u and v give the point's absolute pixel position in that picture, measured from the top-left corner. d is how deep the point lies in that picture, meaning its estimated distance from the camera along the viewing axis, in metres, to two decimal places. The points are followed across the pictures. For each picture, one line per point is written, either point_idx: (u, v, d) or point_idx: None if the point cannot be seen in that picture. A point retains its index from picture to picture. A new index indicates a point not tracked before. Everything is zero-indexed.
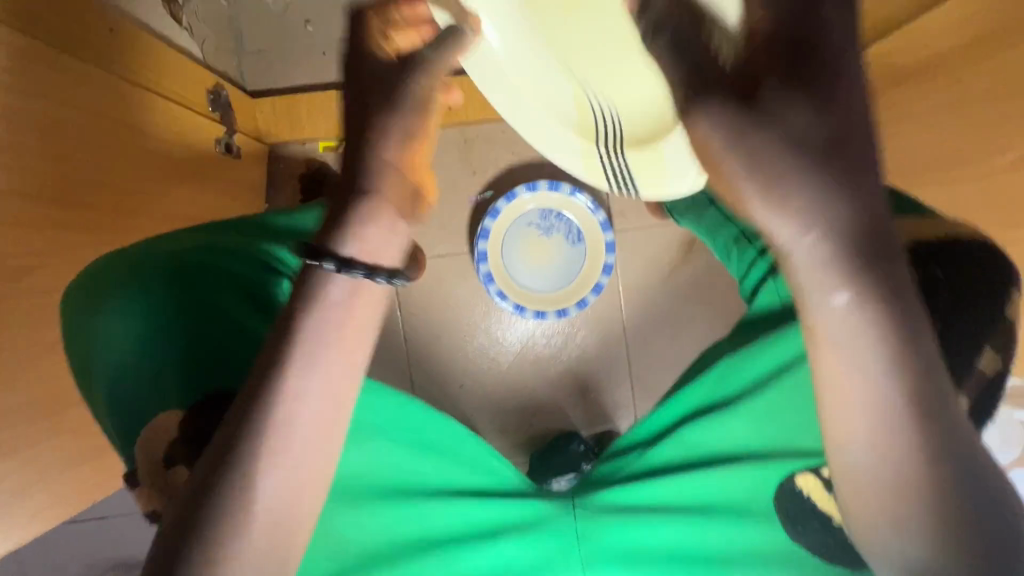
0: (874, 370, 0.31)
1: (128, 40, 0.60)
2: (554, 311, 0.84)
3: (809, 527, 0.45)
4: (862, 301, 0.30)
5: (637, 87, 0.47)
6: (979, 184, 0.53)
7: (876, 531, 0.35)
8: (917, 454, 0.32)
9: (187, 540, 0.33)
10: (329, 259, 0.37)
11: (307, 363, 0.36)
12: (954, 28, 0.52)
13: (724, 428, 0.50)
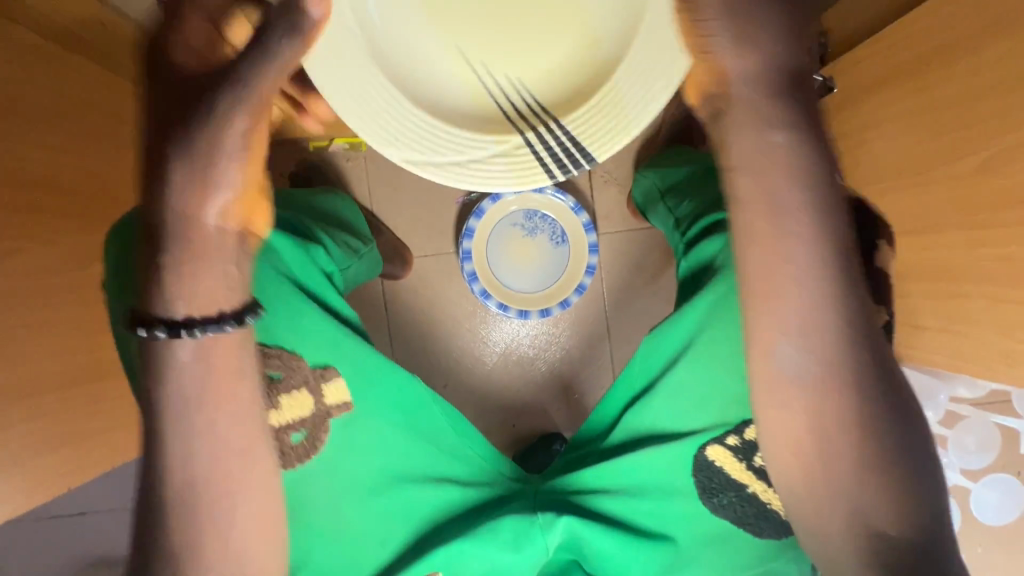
0: (791, 351, 0.44)
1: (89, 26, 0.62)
2: (537, 311, 0.86)
3: (725, 497, 0.63)
4: (793, 286, 0.43)
5: (538, 60, 0.48)
6: (952, 181, 0.59)
7: (793, 465, 0.48)
8: (828, 435, 0.46)
9: (203, 522, 0.44)
10: (160, 329, 0.40)
11: (243, 380, 0.44)
12: (949, 26, 0.56)
13: (662, 408, 0.64)
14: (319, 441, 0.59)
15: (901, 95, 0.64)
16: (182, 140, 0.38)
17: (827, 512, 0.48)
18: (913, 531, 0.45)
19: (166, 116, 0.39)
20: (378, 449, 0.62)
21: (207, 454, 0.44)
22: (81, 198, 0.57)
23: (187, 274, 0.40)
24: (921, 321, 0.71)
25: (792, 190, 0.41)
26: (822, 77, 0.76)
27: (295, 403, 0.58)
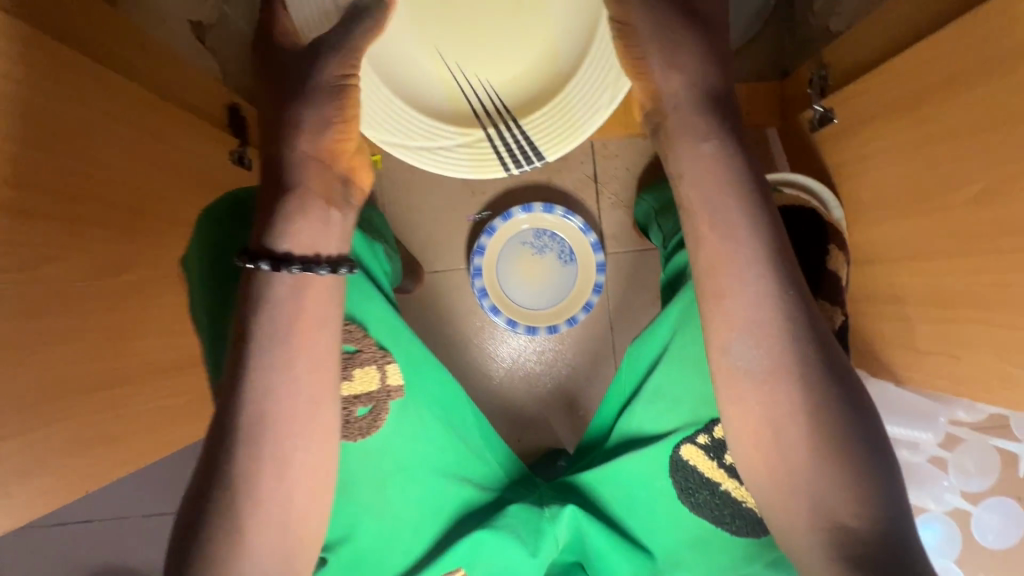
0: (738, 342, 0.49)
1: (144, 51, 0.67)
2: (545, 327, 0.88)
3: (699, 495, 0.64)
4: (735, 282, 0.49)
5: (505, 70, 0.62)
6: (945, 213, 0.62)
7: (757, 460, 0.50)
8: (809, 421, 0.48)
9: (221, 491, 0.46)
10: (266, 261, 0.47)
11: (268, 360, 0.47)
12: (935, 67, 0.60)
13: (645, 411, 0.67)
14: (379, 420, 0.63)
15: (896, 129, 0.68)
16: (307, 103, 0.50)
17: (795, 508, 0.49)
18: (879, 524, 0.46)
19: (287, 87, 0.50)
20: (421, 441, 0.65)
21: (274, 458, 0.47)
22: (130, 211, 0.59)
23: (303, 207, 0.49)
24: (921, 345, 0.73)
25: (728, 194, 0.49)
26: (822, 109, 0.80)
27: (360, 380, 0.63)
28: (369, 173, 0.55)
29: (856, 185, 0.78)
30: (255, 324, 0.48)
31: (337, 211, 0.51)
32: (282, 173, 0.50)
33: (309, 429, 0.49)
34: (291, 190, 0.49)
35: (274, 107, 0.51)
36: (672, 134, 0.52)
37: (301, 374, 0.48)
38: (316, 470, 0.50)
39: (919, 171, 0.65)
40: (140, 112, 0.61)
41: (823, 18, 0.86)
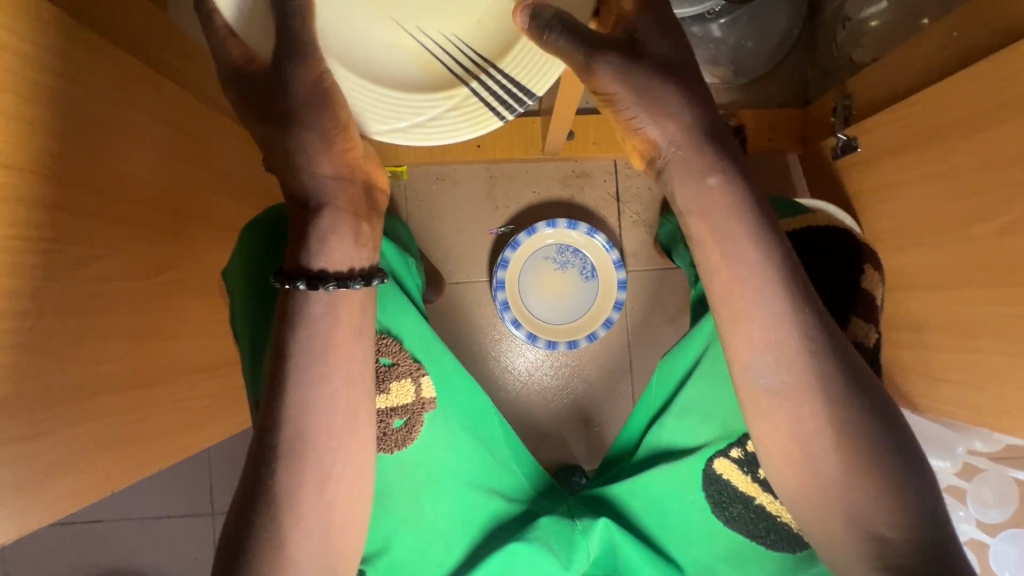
0: (759, 360, 0.49)
1: (195, 57, 0.67)
2: (565, 342, 0.88)
3: (733, 509, 0.64)
4: (753, 301, 0.49)
5: (470, 9, 0.47)
6: (969, 244, 0.64)
7: (787, 474, 0.50)
8: (845, 450, 0.47)
9: (258, 504, 0.47)
10: (302, 281, 0.47)
11: (316, 375, 0.48)
12: (961, 102, 0.62)
13: (672, 427, 0.67)
14: (414, 432, 0.64)
15: (921, 160, 0.69)
16: (301, 119, 0.46)
17: (828, 521, 0.49)
18: (914, 532, 0.46)
19: (278, 98, 0.46)
20: (452, 453, 0.65)
21: (316, 470, 0.48)
22: (166, 213, 0.60)
23: (330, 225, 0.48)
24: (941, 373, 0.73)
25: (739, 222, 0.49)
26: (845, 138, 0.81)
27: (397, 393, 0.64)
28: (384, 175, 0.53)
29: (877, 213, 0.79)
30: (293, 340, 0.48)
31: (357, 223, 0.49)
32: (299, 195, 0.48)
33: (348, 442, 0.49)
34: (313, 209, 0.48)
35: (264, 126, 0.47)
36: (683, 169, 0.49)
37: (341, 387, 0.49)
38: (353, 483, 0.50)
39: (944, 202, 0.66)
40: (177, 115, 0.62)
41: (847, 49, 0.89)
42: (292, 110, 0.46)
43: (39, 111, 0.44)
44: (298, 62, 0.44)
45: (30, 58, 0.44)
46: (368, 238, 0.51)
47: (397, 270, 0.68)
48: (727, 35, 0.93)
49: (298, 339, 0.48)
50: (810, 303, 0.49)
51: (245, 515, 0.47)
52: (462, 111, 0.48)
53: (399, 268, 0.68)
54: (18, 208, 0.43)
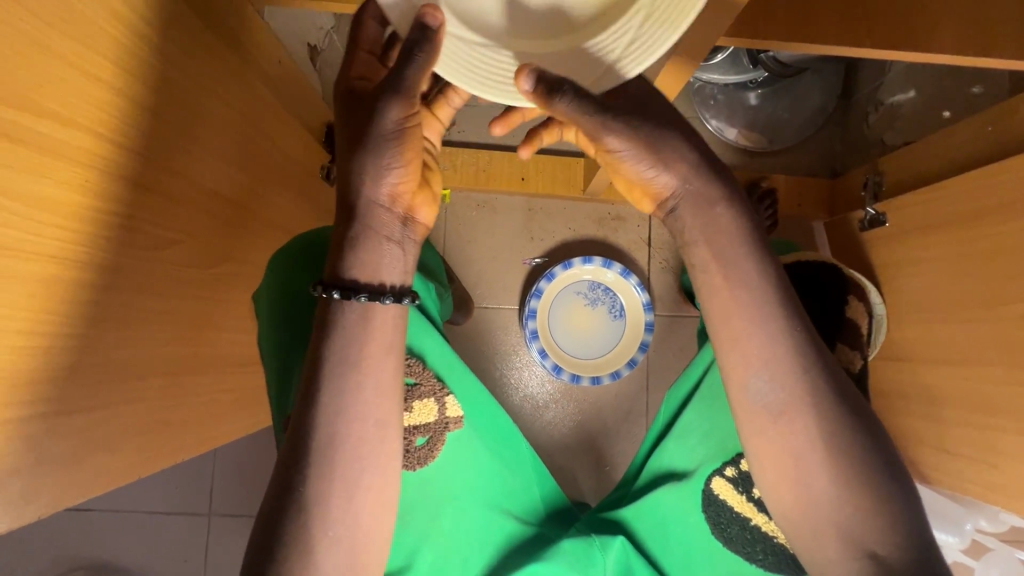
0: (758, 379, 0.48)
1: (282, 67, 0.70)
2: (589, 377, 0.90)
3: (730, 530, 0.64)
4: (745, 319, 0.48)
5: None
6: (996, 323, 0.66)
7: (784, 494, 0.49)
8: (862, 490, 0.46)
9: (285, 512, 0.45)
10: (337, 290, 0.46)
11: (354, 383, 0.46)
12: (993, 192, 0.67)
13: (674, 450, 0.69)
14: (435, 450, 0.64)
15: (951, 239, 0.73)
16: (387, 145, 0.45)
17: (819, 539, 0.48)
18: (909, 554, 0.45)
19: (353, 131, 0.46)
20: (472, 469, 0.66)
21: (346, 478, 0.46)
22: (231, 204, 0.59)
23: (374, 250, 0.47)
24: (956, 448, 0.75)
25: (742, 249, 0.49)
26: (874, 212, 0.86)
27: (420, 411, 0.63)
28: (431, 208, 0.51)
29: (902, 285, 0.83)
30: (333, 345, 0.46)
31: (399, 248, 0.48)
32: (355, 216, 0.47)
33: (377, 452, 0.47)
34: (368, 241, 0.47)
35: (348, 145, 0.46)
36: (695, 207, 0.49)
37: (376, 394, 0.47)
38: (384, 492, 0.48)
39: (973, 282, 0.70)
40: (259, 115, 0.62)
41: (879, 130, 0.97)
42: (374, 139, 0.45)
43: (160, 102, 0.45)
44: (394, 90, 0.44)
45: (162, 49, 0.45)
46: (412, 260, 0.50)
47: (422, 292, 0.70)
48: (763, 104, 0.99)
49: (342, 342, 0.46)
50: (804, 324, 0.48)
51: (270, 524, 0.44)
52: (647, 14, 0.38)
53: (424, 291, 0.70)
54: (123, 189, 0.43)
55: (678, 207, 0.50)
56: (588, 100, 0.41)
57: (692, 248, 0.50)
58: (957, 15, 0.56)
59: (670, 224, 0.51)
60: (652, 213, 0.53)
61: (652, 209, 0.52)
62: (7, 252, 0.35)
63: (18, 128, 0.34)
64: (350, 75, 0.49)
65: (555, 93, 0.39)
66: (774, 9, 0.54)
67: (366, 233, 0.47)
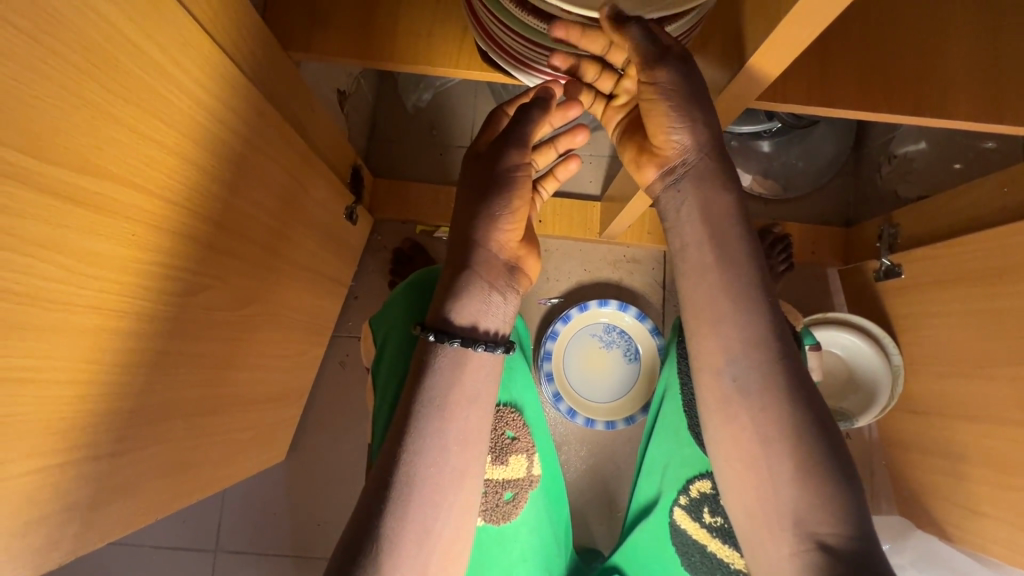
0: (730, 364, 0.49)
1: (314, 115, 0.72)
2: (604, 422, 0.90)
3: (694, 558, 0.65)
4: (721, 305, 0.49)
5: None
6: (1015, 382, 0.66)
7: (746, 482, 0.48)
8: (823, 481, 0.45)
9: (358, 561, 0.41)
10: (433, 333, 0.47)
11: (437, 428, 0.45)
12: (1007, 250, 0.68)
13: (645, 484, 0.72)
14: (518, 507, 0.67)
15: (970, 294, 0.74)
16: (503, 195, 0.48)
17: (772, 529, 0.47)
18: (854, 542, 0.44)
19: (474, 184, 0.49)
20: (536, 530, 0.68)
21: (419, 523, 0.44)
22: (261, 245, 0.61)
23: (479, 293, 0.47)
24: (980, 507, 0.73)
25: (736, 241, 0.49)
26: (889, 263, 0.88)
27: (512, 466, 0.68)
28: (536, 262, 0.52)
29: (920, 337, 0.85)
30: (426, 388, 0.46)
31: (500, 297, 0.49)
32: (464, 260, 0.48)
33: (452, 501, 0.45)
34: (482, 290, 0.48)
35: (468, 195, 0.49)
36: (699, 183, 0.49)
37: (456, 440, 0.46)
38: (453, 542, 0.46)
39: (993, 338, 0.70)
40: (290, 162, 0.64)
41: (892, 181, 0.99)
42: (497, 190, 0.48)
43: (201, 154, 0.47)
44: (517, 143, 0.48)
45: (207, 105, 0.47)
46: (512, 309, 0.50)
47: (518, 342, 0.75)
48: (776, 153, 0.98)
49: (427, 386, 0.46)
50: (777, 322, 0.49)
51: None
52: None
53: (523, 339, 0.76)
54: (166, 239, 0.45)
55: (685, 176, 0.50)
56: (658, 37, 0.43)
57: (673, 231, 0.52)
58: (977, 82, 0.57)
59: (660, 204, 0.53)
60: (652, 183, 0.53)
61: (652, 177, 0.52)
62: (54, 306, 0.36)
63: (77, 189, 0.36)
64: (475, 147, 0.52)
65: (629, 23, 0.41)
66: (794, 79, 0.57)
67: (478, 272, 0.48)
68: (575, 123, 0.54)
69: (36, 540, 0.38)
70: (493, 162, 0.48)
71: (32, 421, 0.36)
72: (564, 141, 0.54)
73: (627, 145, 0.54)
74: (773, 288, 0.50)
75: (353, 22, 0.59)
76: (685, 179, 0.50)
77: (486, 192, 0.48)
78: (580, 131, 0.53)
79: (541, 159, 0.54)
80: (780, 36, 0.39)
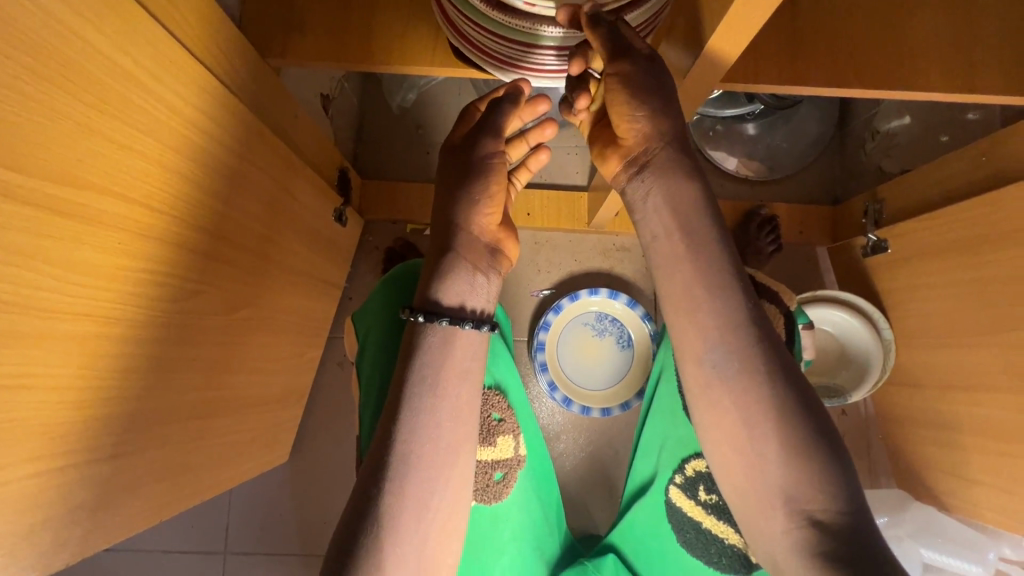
0: (709, 349, 0.49)
1: (297, 120, 0.73)
2: (599, 409, 0.91)
3: (689, 534, 0.66)
4: (694, 293, 0.49)
5: None
6: (1004, 349, 0.67)
7: (735, 464, 0.49)
8: (809, 459, 0.46)
9: (358, 545, 0.42)
10: (422, 314, 0.48)
11: (429, 415, 0.46)
12: (989, 219, 0.69)
13: (641, 463, 0.73)
14: (509, 486, 0.68)
15: (955, 265, 0.75)
16: (482, 180, 0.49)
17: (765, 507, 0.48)
18: (846, 517, 0.45)
19: (454, 172, 0.50)
20: (525, 510, 0.70)
21: (415, 507, 0.45)
22: (249, 252, 0.62)
23: (463, 275, 0.49)
24: (975, 475, 0.74)
25: (703, 223, 0.50)
26: (875, 238, 0.89)
27: (500, 447, 0.68)
28: (515, 245, 0.53)
29: (909, 311, 0.85)
30: (412, 373, 0.47)
31: (484, 278, 0.50)
32: (447, 245, 0.49)
33: (446, 483, 0.47)
34: (465, 272, 0.49)
35: (447, 183, 0.50)
36: (661, 175, 0.50)
37: (450, 423, 0.47)
38: (449, 521, 0.47)
39: (979, 308, 0.71)
40: (275, 167, 0.65)
41: (876, 157, 0.99)
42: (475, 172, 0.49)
43: (183, 162, 0.48)
44: (492, 132, 0.50)
45: (187, 115, 0.48)
46: (495, 290, 0.51)
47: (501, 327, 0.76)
48: (760, 135, 0.98)
49: (413, 373, 0.47)
50: (751, 304, 0.49)
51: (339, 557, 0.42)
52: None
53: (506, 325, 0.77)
54: (151, 246, 0.46)
55: (648, 167, 0.51)
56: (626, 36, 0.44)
57: (641, 221, 0.52)
58: (947, 55, 0.58)
59: (627, 196, 0.54)
60: (616, 174, 0.54)
61: (617, 169, 0.53)
62: (44, 315, 0.37)
63: (59, 202, 0.37)
64: (452, 137, 0.53)
65: (601, 26, 0.43)
66: (765, 57, 0.57)
67: (460, 254, 0.49)
68: (544, 118, 0.55)
69: (41, 541, 0.40)
70: (470, 150, 0.50)
71: (31, 427, 0.37)
72: (535, 133, 0.55)
73: (593, 142, 0.55)
74: (743, 272, 0.50)
75: (326, 26, 0.60)
76: (647, 173, 0.51)
77: (464, 178, 0.49)
78: (548, 125, 0.54)
79: (515, 153, 0.55)
80: (733, 20, 0.40)
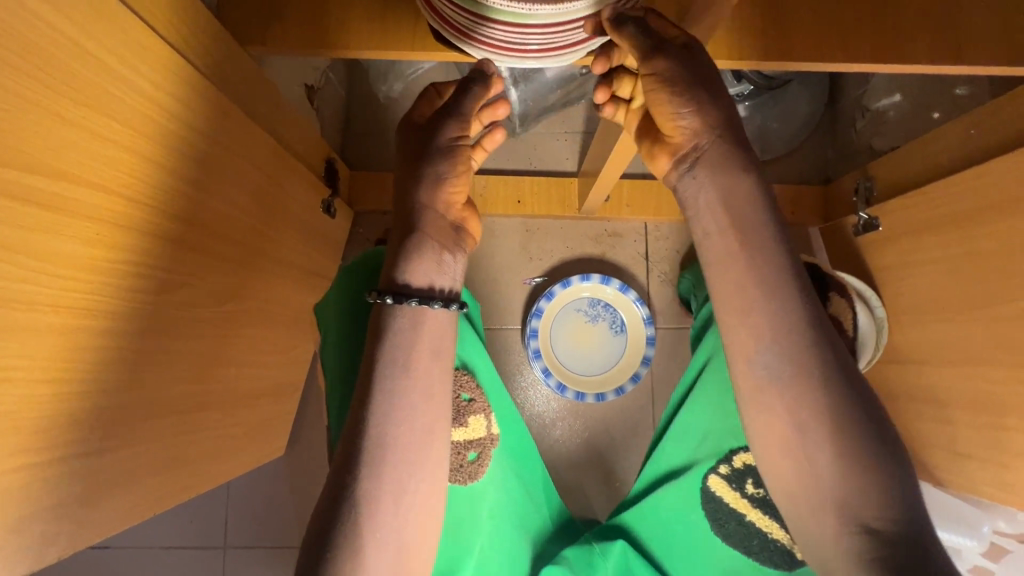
0: (763, 352, 0.49)
1: (282, 111, 0.73)
2: (594, 394, 0.91)
3: (728, 525, 0.68)
4: (749, 295, 0.49)
5: None
6: (995, 322, 0.67)
7: (786, 467, 0.49)
8: (865, 465, 0.46)
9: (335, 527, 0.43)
10: (389, 296, 0.47)
11: (406, 398, 0.46)
12: (979, 193, 0.68)
13: (670, 448, 0.73)
14: (484, 465, 0.69)
15: (946, 239, 0.75)
16: (444, 160, 0.49)
17: (816, 511, 0.48)
18: (902, 523, 0.45)
19: (415, 151, 0.50)
20: (507, 491, 0.70)
21: (392, 490, 0.45)
22: (236, 244, 0.62)
23: (428, 255, 0.49)
24: (969, 450, 0.74)
25: (755, 221, 0.50)
26: (867, 216, 0.89)
27: (472, 427, 0.71)
28: (477, 224, 0.54)
29: (900, 288, 0.85)
30: (381, 355, 0.47)
31: (450, 257, 0.50)
32: (411, 226, 0.49)
33: (425, 466, 0.47)
34: (427, 250, 0.49)
35: (409, 163, 0.50)
36: (715, 168, 0.50)
37: (421, 405, 0.47)
38: (429, 502, 0.47)
39: (970, 282, 0.71)
40: (261, 157, 0.65)
41: (866, 136, 0.99)
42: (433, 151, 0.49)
43: (161, 151, 0.48)
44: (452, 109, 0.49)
45: (165, 104, 0.48)
46: (461, 269, 0.51)
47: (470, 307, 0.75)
48: (751, 116, 0.98)
49: (382, 355, 0.47)
50: (808, 306, 0.49)
51: (318, 541, 0.43)
52: None
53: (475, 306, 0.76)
54: (131, 238, 0.45)
55: (699, 161, 0.50)
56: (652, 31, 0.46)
57: (694, 217, 0.52)
58: (934, 26, 0.57)
59: (678, 193, 0.53)
60: (667, 172, 0.54)
61: (668, 167, 0.53)
62: (23, 307, 0.37)
63: (34, 191, 0.37)
64: (413, 115, 0.52)
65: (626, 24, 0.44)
66: (750, 35, 0.57)
67: (423, 233, 0.49)
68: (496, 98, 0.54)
69: (30, 534, 0.40)
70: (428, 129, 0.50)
71: (13, 420, 0.37)
72: (488, 112, 0.54)
73: (643, 139, 0.56)
74: (803, 274, 0.50)
75: (307, 13, 0.59)
76: (694, 166, 0.51)
77: (422, 157, 0.49)
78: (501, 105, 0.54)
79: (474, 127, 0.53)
80: None
